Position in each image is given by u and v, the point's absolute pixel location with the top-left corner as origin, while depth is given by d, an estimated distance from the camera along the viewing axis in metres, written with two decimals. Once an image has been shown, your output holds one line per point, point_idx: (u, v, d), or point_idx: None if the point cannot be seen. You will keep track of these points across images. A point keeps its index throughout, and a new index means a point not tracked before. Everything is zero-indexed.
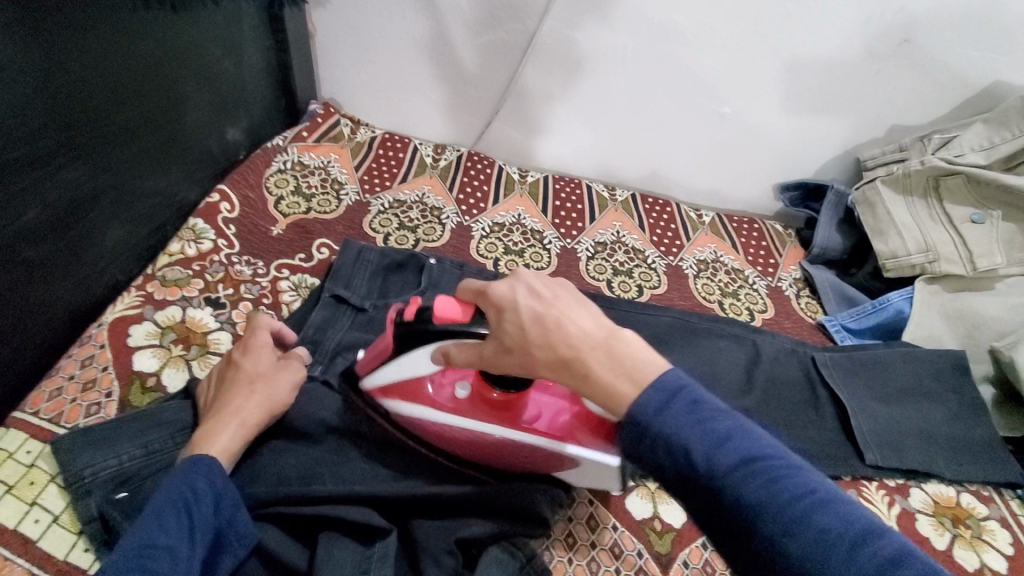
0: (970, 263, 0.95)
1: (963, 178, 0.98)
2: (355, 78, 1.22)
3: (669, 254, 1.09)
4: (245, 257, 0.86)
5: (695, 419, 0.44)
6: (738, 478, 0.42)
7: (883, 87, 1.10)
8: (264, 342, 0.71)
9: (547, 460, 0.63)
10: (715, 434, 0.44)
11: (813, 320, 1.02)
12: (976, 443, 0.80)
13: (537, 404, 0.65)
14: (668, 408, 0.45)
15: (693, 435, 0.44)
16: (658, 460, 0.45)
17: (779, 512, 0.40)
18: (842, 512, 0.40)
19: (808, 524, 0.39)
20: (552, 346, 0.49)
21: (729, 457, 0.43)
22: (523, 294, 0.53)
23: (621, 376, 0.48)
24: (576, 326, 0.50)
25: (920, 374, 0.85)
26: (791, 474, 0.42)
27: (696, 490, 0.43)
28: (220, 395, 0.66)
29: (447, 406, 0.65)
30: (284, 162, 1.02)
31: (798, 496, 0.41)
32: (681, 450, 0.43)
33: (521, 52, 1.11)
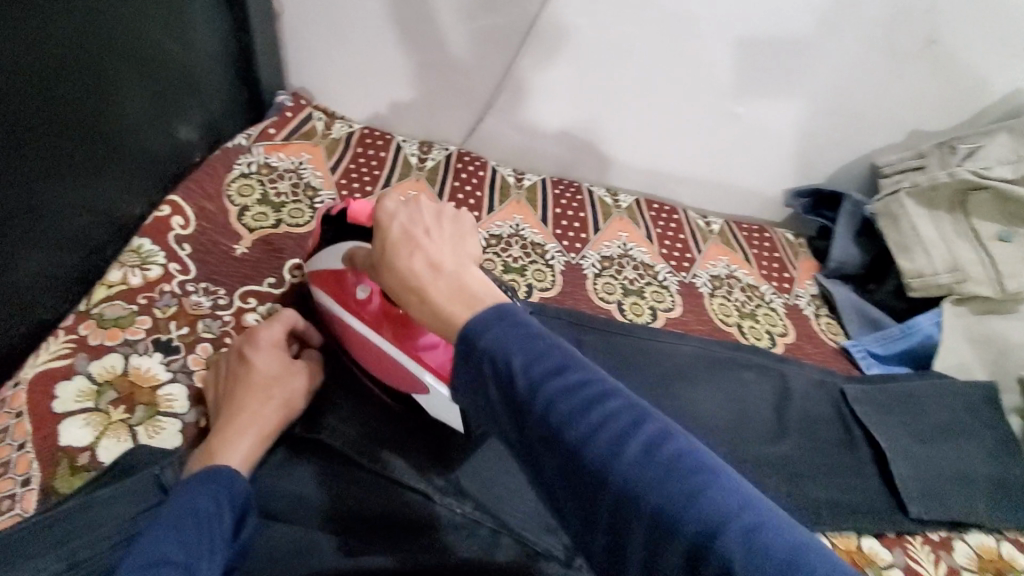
0: (998, 284, 0.90)
1: (990, 193, 0.92)
2: (329, 63, 1.07)
3: (681, 270, 1.00)
4: (202, 284, 0.73)
5: (525, 336, 0.42)
6: (569, 407, 0.39)
7: (908, 89, 1.02)
8: (276, 342, 0.66)
9: (403, 380, 0.65)
10: (544, 350, 0.42)
11: (835, 343, 0.96)
12: (1014, 487, 0.76)
13: (432, 333, 0.65)
14: (504, 335, 0.42)
15: (529, 363, 0.41)
16: (489, 383, 0.42)
17: (612, 444, 0.38)
18: (640, 416, 0.39)
19: (626, 450, 0.37)
20: (398, 262, 0.51)
21: (560, 383, 0.40)
22: (405, 215, 0.54)
23: (461, 300, 0.46)
24: (430, 249, 0.51)
25: (951, 410, 0.80)
26: (622, 405, 0.40)
27: (525, 419, 0.40)
28: (233, 399, 0.61)
29: (354, 310, 0.68)
30: (248, 165, 0.88)
31: (629, 428, 0.38)
32: (507, 371, 0.41)
33: (519, 40, 0.99)
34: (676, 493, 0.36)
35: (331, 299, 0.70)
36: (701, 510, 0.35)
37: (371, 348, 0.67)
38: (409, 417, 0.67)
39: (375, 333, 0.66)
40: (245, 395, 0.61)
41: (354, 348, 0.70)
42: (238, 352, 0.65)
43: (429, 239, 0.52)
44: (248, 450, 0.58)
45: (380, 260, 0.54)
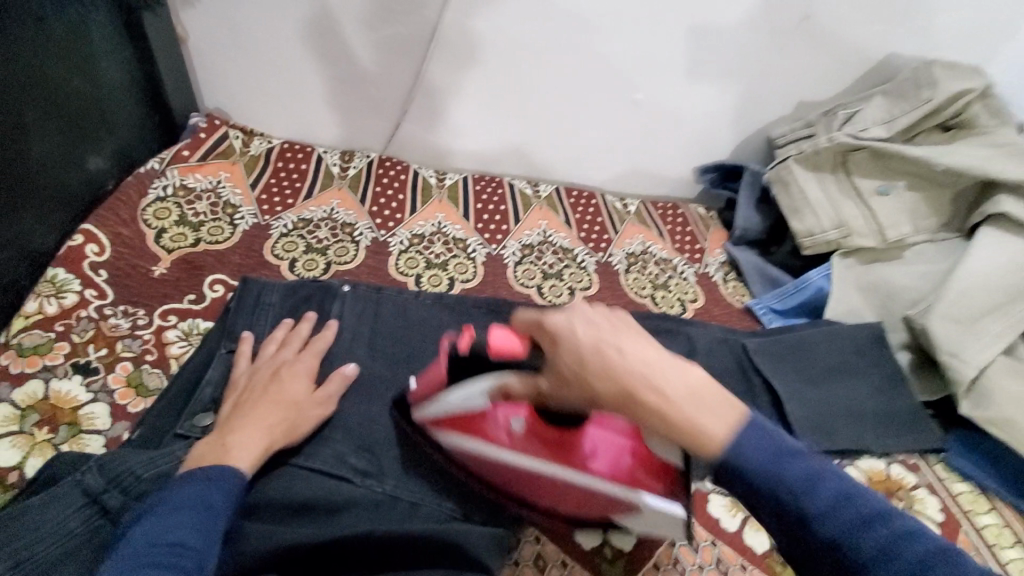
0: (880, 235, 0.99)
1: (867, 152, 1.01)
2: (242, 82, 1.09)
3: (598, 250, 1.06)
4: (121, 306, 0.75)
5: (800, 466, 0.44)
6: (795, 474, 0.44)
7: (790, 66, 1.11)
8: (311, 371, 0.68)
9: (586, 503, 0.62)
10: (813, 477, 0.44)
11: (741, 304, 1.04)
12: (899, 416, 0.83)
13: (595, 440, 0.60)
14: (745, 421, 0.45)
15: (807, 487, 0.43)
16: (759, 510, 0.45)
17: (846, 507, 0.43)
18: (905, 531, 0.42)
19: (843, 517, 0.42)
20: (619, 380, 0.45)
21: (827, 493, 0.43)
22: (585, 321, 0.49)
23: (701, 410, 0.45)
24: (626, 356, 0.46)
25: (841, 353, 0.87)
26: (826, 469, 0.44)
27: (718, 475, 0.45)
28: (255, 404, 0.62)
29: (504, 442, 0.61)
30: (163, 188, 0.90)
31: (833, 496, 0.43)
32: (790, 501, 0.43)
33: (425, 46, 1.03)
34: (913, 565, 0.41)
35: (476, 445, 0.63)
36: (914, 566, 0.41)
37: (523, 473, 0.62)
38: (607, 521, 0.64)
39: (532, 461, 0.60)
40: (269, 402, 0.63)
41: (486, 476, 0.64)
42: (273, 369, 0.67)
43: (622, 341, 0.46)
44: (256, 451, 0.58)
45: (557, 362, 0.50)
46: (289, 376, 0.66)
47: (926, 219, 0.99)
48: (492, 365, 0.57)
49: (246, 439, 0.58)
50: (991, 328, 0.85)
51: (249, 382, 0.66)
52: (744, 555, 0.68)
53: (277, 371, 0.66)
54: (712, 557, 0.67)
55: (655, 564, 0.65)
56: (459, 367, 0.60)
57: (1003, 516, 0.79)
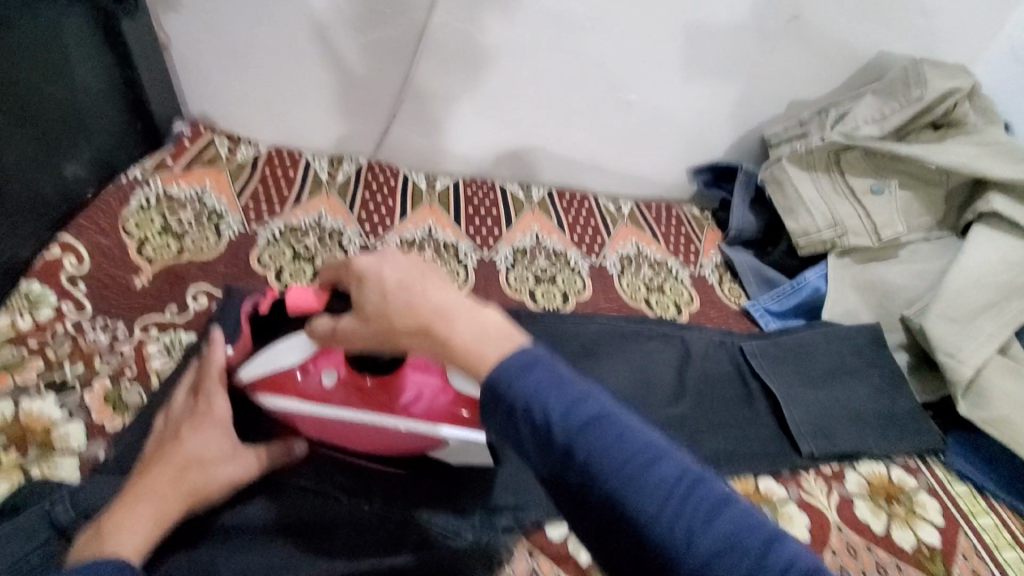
0: (875, 234, 0.98)
1: (860, 151, 1.00)
2: (227, 88, 1.07)
3: (591, 254, 1.05)
4: (100, 320, 0.73)
5: (574, 404, 0.39)
6: (615, 469, 0.37)
7: (782, 65, 1.10)
8: (223, 419, 0.56)
9: (416, 446, 0.61)
10: (598, 419, 0.39)
11: (737, 306, 1.03)
12: (898, 418, 0.82)
13: (416, 385, 0.59)
14: (538, 390, 0.39)
15: (574, 419, 0.38)
16: (540, 449, 0.39)
17: (679, 506, 0.37)
18: (682, 484, 0.37)
19: (709, 526, 0.36)
20: (411, 315, 0.45)
21: (601, 435, 0.38)
22: (390, 263, 0.48)
23: (488, 344, 0.42)
24: (430, 300, 0.45)
25: (840, 353, 0.86)
26: (679, 466, 0.38)
27: (550, 467, 0.39)
28: (144, 474, 0.51)
29: (317, 395, 0.60)
30: (146, 198, 0.88)
31: (696, 494, 0.37)
32: (558, 438, 0.38)
33: (412, 50, 1.02)
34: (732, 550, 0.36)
35: (289, 399, 0.61)
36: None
37: (348, 430, 0.60)
38: (423, 477, 0.63)
39: (351, 412, 0.59)
40: (159, 469, 0.52)
41: (323, 436, 0.62)
42: (177, 425, 0.57)
43: (375, 271, 0.48)
44: (145, 531, 0.49)
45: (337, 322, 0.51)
46: (190, 434, 0.55)
47: (919, 217, 0.98)
48: (302, 318, 0.61)
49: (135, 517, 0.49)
50: (988, 327, 0.84)
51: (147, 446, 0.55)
52: None
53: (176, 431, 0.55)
54: None
55: None
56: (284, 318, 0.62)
57: (1005, 519, 0.77)
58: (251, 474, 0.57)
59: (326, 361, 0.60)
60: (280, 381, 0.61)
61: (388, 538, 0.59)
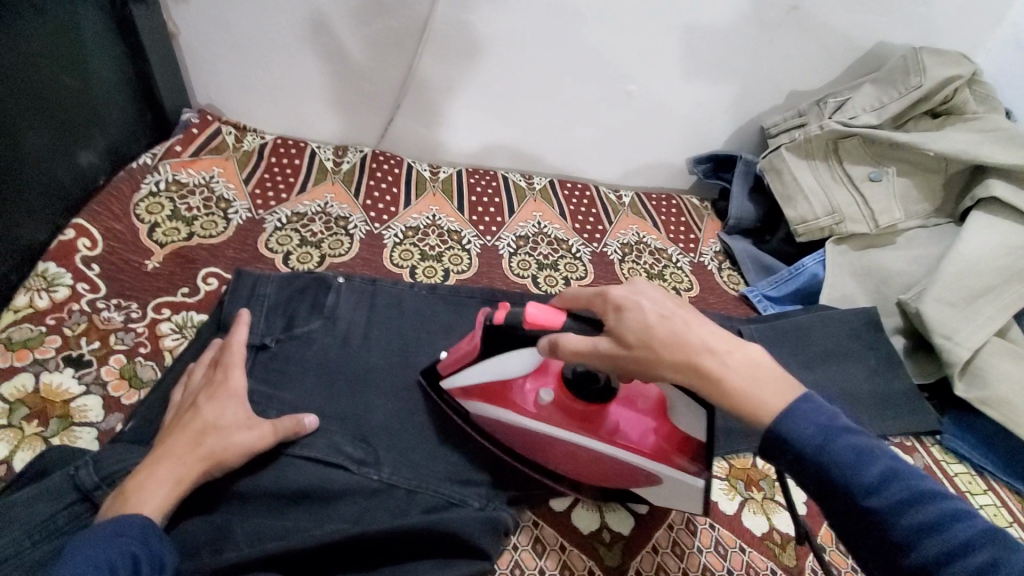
0: (873, 220, 0.99)
1: (858, 139, 1.02)
2: (233, 79, 1.08)
3: (593, 241, 1.07)
4: (114, 300, 0.75)
5: (809, 407, 0.45)
6: (841, 456, 0.43)
7: (782, 55, 1.11)
8: (237, 391, 0.61)
9: (621, 475, 0.62)
10: (829, 421, 0.45)
11: (736, 292, 1.04)
12: (894, 399, 0.84)
13: (619, 417, 0.62)
14: (787, 403, 0.46)
15: (807, 419, 0.45)
16: (769, 446, 0.46)
17: (910, 504, 0.41)
18: (905, 475, 0.42)
19: (923, 513, 0.40)
20: (685, 353, 0.49)
21: (812, 418, 0.45)
22: (649, 299, 0.52)
23: (760, 386, 0.47)
24: (702, 330, 0.50)
25: (837, 336, 0.88)
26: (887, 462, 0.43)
27: (774, 451, 0.46)
28: (166, 439, 0.56)
29: (530, 412, 0.62)
30: (155, 183, 0.90)
31: (912, 495, 0.41)
32: (783, 435, 0.45)
33: (416, 41, 1.03)
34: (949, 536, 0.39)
35: (497, 409, 0.64)
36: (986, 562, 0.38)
37: (539, 442, 0.62)
38: (621, 500, 0.65)
39: (562, 431, 0.61)
40: (178, 434, 0.56)
41: (506, 442, 0.65)
42: (194, 399, 0.60)
43: (638, 310, 0.52)
44: (165, 492, 0.52)
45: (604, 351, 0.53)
46: (206, 403, 0.59)
47: (917, 204, 1.00)
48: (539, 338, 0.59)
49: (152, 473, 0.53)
50: (986, 310, 0.85)
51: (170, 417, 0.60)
52: (743, 537, 0.66)
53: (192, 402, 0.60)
54: (711, 540, 0.65)
55: (654, 547, 0.63)
56: (510, 335, 0.61)
57: (1000, 497, 0.79)
58: (270, 443, 0.59)
59: (542, 376, 0.64)
60: (483, 391, 0.65)
61: (394, 506, 0.61)
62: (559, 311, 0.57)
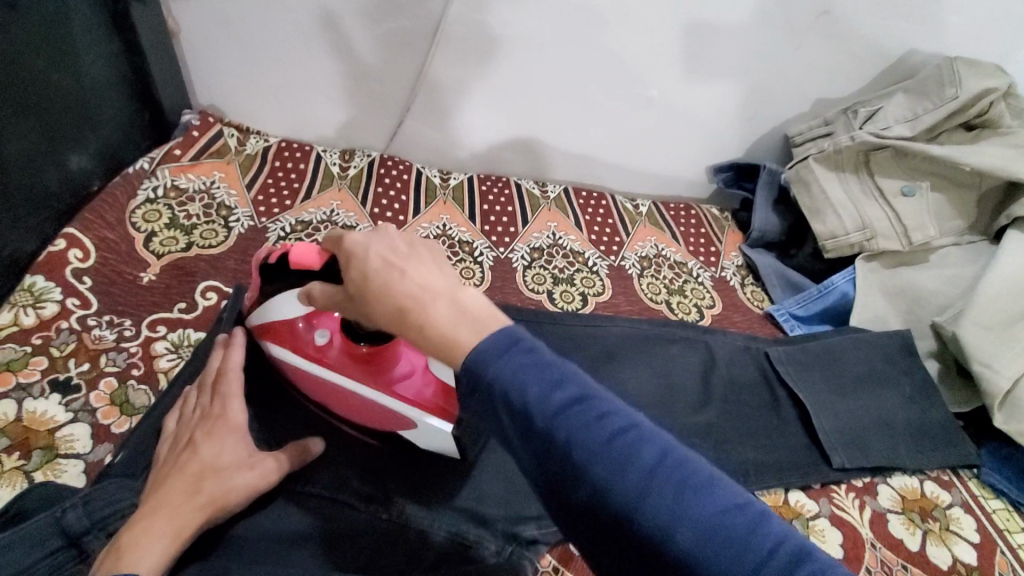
0: (905, 237, 0.95)
1: (891, 151, 0.97)
2: (236, 78, 1.04)
3: (610, 253, 1.02)
4: (106, 317, 0.70)
5: (558, 381, 0.37)
6: (613, 464, 0.34)
7: (809, 61, 1.06)
8: (238, 426, 0.56)
9: (382, 422, 0.60)
10: (580, 398, 0.37)
11: (759, 310, 1.00)
12: (932, 430, 0.79)
13: (404, 361, 0.59)
14: (531, 372, 0.37)
15: (545, 390, 0.36)
16: (511, 424, 0.37)
17: (680, 498, 0.34)
18: (670, 459, 0.35)
19: (703, 514, 0.33)
20: (384, 294, 0.43)
21: (556, 391, 0.36)
22: (379, 245, 0.46)
23: (464, 327, 0.40)
24: (436, 306, 0.41)
25: (870, 361, 0.83)
26: (661, 457, 0.35)
27: (526, 438, 0.37)
28: (161, 484, 0.51)
29: (311, 355, 0.60)
30: (153, 189, 0.85)
31: (699, 486, 0.34)
32: (522, 412, 0.36)
33: (427, 41, 0.98)
34: (723, 533, 0.33)
35: (283, 350, 0.62)
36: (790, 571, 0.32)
37: (332, 393, 0.60)
38: (399, 452, 0.63)
39: (341, 378, 0.59)
40: (174, 479, 0.51)
41: (321, 397, 0.63)
42: (193, 433, 0.56)
43: (409, 265, 0.43)
44: (167, 547, 0.47)
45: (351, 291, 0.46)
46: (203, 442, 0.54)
47: (951, 221, 0.95)
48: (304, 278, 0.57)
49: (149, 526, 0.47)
50: None
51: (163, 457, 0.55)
52: None
53: (189, 440, 0.55)
54: None
55: None
56: (282, 271, 0.58)
57: None
58: (273, 481, 0.55)
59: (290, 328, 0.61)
60: (287, 330, 0.61)
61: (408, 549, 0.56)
62: (319, 249, 0.54)
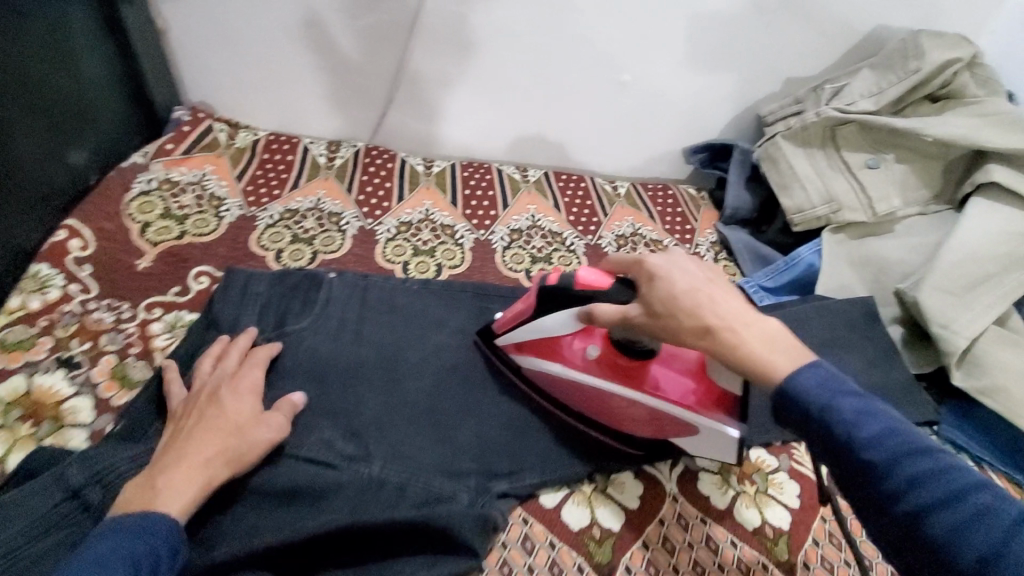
0: (870, 209, 0.98)
1: (855, 126, 1.00)
2: (224, 76, 1.07)
3: (588, 233, 1.06)
4: (105, 300, 0.75)
5: (854, 401, 0.46)
6: (916, 464, 0.43)
7: (779, 41, 1.10)
8: (256, 387, 0.64)
9: (664, 426, 0.66)
10: (880, 418, 0.45)
11: (732, 283, 1.04)
12: (892, 389, 0.83)
13: (660, 376, 0.64)
14: (831, 392, 0.47)
15: (853, 415, 0.45)
16: (813, 433, 0.47)
17: (968, 506, 0.41)
18: (933, 455, 0.44)
19: (963, 513, 0.41)
20: (700, 312, 0.52)
21: (831, 390, 0.47)
22: (680, 268, 0.55)
23: (773, 350, 0.50)
24: (724, 303, 0.53)
25: (833, 327, 0.87)
26: (943, 457, 0.44)
27: (811, 437, 0.47)
28: (191, 434, 0.57)
29: (579, 365, 0.67)
30: (148, 182, 0.90)
31: (968, 489, 0.42)
32: (838, 429, 0.45)
33: (407, 33, 1.02)
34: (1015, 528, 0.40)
35: (549, 365, 0.69)
36: None
37: (598, 397, 0.67)
38: (639, 456, 0.69)
39: (608, 385, 0.66)
40: (200, 430, 0.57)
41: (555, 393, 0.70)
42: (212, 390, 0.62)
43: (714, 294, 0.53)
44: (191, 492, 0.53)
45: (659, 311, 0.55)
46: (230, 398, 0.61)
47: (914, 192, 0.99)
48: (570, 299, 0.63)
49: (182, 472, 0.53)
50: (985, 298, 0.84)
51: (185, 405, 0.61)
52: (736, 533, 0.66)
53: (212, 396, 0.61)
54: (701, 535, 0.66)
55: (645, 543, 0.64)
56: (559, 297, 0.64)
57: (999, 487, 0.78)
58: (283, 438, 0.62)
59: (546, 347, 0.69)
60: (546, 346, 0.69)
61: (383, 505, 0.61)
62: (607, 273, 0.61)
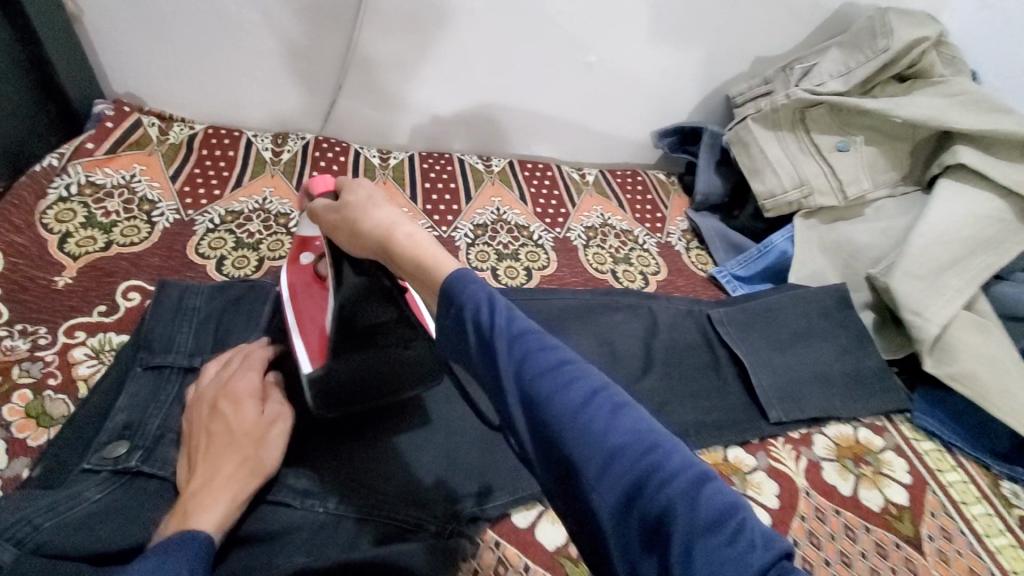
0: (841, 192, 0.96)
1: (825, 107, 0.98)
2: (153, 64, 0.96)
3: (555, 226, 1.01)
4: (18, 325, 0.67)
5: (534, 340, 0.40)
6: (588, 416, 0.37)
7: (746, 19, 1.06)
8: (252, 391, 0.59)
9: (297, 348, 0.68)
10: (563, 363, 0.39)
11: (703, 272, 1.01)
12: (866, 378, 0.82)
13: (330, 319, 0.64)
14: (512, 332, 0.40)
15: (525, 351, 0.39)
16: (487, 370, 0.40)
17: (644, 460, 0.36)
18: (625, 415, 0.38)
19: (633, 465, 0.36)
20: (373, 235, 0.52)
21: (515, 326, 0.40)
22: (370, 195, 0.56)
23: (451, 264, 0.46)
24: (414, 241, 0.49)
25: (809, 316, 0.85)
26: (634, 415, 0.38)
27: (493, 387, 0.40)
28: (204, 453, 0.54)
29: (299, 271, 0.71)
30: (66, 187, 0.80)
31: (649, 446, 0.37)
32: (508, 364, 0.39)
33: (354, 12, 0.93)
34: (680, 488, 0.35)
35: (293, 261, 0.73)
36: (704, 518, 0.34)
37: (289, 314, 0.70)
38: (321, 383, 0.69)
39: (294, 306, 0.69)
40: (212, 447, 0.54)
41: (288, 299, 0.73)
42: (212, 399, 0.58)
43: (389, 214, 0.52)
44: (222, 506, 0.50)
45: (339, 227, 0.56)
46: (228, 410, 0.57)
47: (884, 173, 0.97)
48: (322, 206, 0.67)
49: (197, 494, 0.50)
50: (952, 282, 0.83)
51: (194, 418, 0.57)
52: None
53: (211, 406, 0.57)
54: None
55: None
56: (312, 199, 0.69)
57: (971, 473, 0.77)
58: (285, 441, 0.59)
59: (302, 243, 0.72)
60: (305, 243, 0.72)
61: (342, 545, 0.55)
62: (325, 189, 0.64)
